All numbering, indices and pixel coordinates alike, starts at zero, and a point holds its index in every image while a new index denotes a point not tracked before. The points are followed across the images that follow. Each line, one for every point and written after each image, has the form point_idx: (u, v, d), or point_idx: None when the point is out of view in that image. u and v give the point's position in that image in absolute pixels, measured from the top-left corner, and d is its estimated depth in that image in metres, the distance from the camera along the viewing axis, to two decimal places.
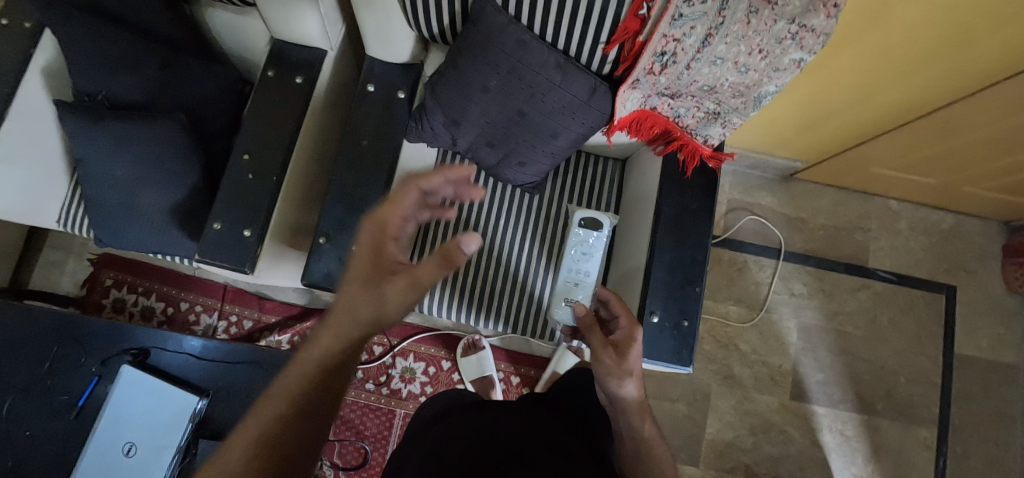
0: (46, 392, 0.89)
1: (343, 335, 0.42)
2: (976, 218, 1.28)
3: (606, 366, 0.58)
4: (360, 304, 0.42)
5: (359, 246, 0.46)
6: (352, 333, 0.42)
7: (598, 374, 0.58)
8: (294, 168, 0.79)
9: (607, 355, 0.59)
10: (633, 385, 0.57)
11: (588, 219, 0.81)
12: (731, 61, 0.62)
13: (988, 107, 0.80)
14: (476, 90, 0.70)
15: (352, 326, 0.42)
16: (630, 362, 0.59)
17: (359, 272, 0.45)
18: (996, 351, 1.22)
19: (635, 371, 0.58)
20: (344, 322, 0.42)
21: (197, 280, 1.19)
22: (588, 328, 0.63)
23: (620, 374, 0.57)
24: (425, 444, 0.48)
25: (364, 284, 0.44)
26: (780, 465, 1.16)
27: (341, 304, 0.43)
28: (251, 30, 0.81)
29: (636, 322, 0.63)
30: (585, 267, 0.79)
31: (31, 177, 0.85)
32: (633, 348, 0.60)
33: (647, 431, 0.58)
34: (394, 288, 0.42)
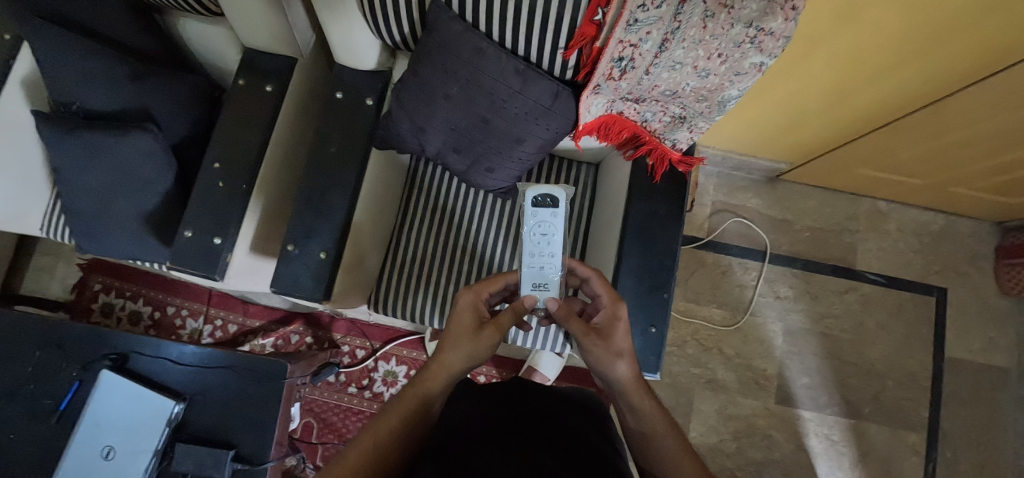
0: (30, 396, 0.92)
1: (441, 379, 0.54)
2: (968, 218, 1.25)
3: (593, 352, 0.57)
4: (463, 348, 0.55)
5: (458, 312, 0.60)
6: (436, 364, 0.55)
7: (591, 362, 0.58)
8: (264, 175, 0.80)
9: (592, 340, 0.57)
10: (624, 364, 0.56)
11: (545, 196, 0.61)
12: (691, 65, 0.61)
13: (968, 106, 0.78)
14: (438, 97, 0.70)
15: (454, 367, 0.55)
16: (616, 341, 0.57)
17: (462, 324, 0.58)
18: (989, 354, 1.20)
19: (624, 350, 0.57)
20: (450, 364, 0.55)
21: (183, 284, 1.21)
22: (567, 317, 0.60)
23: (608, 356, 0.56)
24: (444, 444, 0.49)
25: (465, 332, 0.57)
26: (765, 470, 1.15)
27: (447, 346, 0.56)
28: (217, 40, 0.84)
29: (618, 300, 0.61)
30: (548, 249, 0.61)
31: (12, 186, 0.88)
32: (616, 329, 0.58)
33: (647, 404, 0.54)
34: (487, 335, 0.57)
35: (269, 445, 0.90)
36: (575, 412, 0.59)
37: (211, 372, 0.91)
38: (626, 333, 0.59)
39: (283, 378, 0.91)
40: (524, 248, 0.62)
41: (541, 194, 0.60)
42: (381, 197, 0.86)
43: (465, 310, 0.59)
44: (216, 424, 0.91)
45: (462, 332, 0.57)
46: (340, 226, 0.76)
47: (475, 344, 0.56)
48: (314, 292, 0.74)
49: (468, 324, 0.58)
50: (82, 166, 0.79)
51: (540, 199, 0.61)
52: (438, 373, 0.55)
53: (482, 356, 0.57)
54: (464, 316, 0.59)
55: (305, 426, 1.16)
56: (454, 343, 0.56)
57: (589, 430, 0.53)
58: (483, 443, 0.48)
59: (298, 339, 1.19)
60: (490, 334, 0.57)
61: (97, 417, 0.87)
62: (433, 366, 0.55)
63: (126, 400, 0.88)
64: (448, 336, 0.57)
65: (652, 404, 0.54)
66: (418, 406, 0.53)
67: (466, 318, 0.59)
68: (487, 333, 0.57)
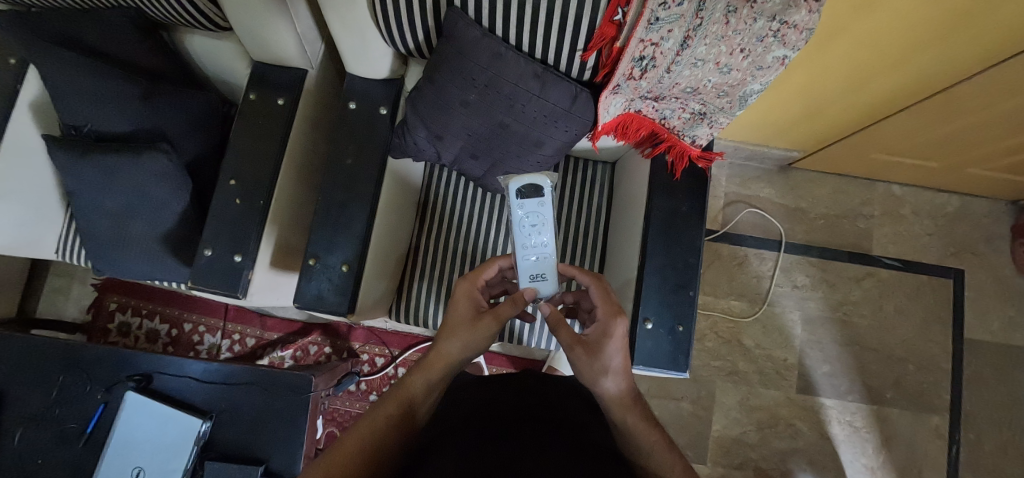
0: (56, 421, 0.92)
1: (437, 369, 0.55)
2: (983, 198, 1.24)
3: (578, 365, 0.55)
4: (460, 338, 0.55)
5: (456, 301, 0.59)
6: (431, 356, 0.56)
7: (578, 373, 0.56)
8: (281, 190, 0.79)
9: (578, 354, 0.55)
10: (612, 381, 0.53)
11: (526, 187, 0.61)
12: (713, 62, 0.59)
13: (987, 88, 0.77)
14: (455, 104, 0.69)
15: (451, 357, 0.55)
16: (605, 358, 0.54)
17: (460, 312, 0.58)
18: (1009, 333, 1.20)
19: (612, 366, 0.54)
20: (448, 353, 0.55)
21: (199, 300, 1.21)
22: (557, 324, 0.58)
23: (592, 373, 0.53)
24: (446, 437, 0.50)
25: (463, 321, 0.57)
26: (790, 460, 1.15)
27: (444, 336, 0.56)
28: (226, 54, 0.84)
29: (616, 312, 0.58)
30: (538, 240, 0.61)
31: (27, 212, 0.87)
32: (607, 345, 0.55)
33: (634, 422, 0.52)
34: (484, 325, 0.56)
35: (298, 457, 0.90)
36: (577, 401, 0.59)
37: (236, 389, 0.92)
38: (619, 348, 0.56)
39: (309, 391, 0.91)
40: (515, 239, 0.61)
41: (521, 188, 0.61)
42: (399, 205, 0.85)
43: (459, 302, 0.59)
44: (243, 441, 0.91)
45: (457, 326, 0.56)
46: (361, 238, 0.75)
47: (471, 334, 0.55)
48: (338, 305, 0.73)
49: (466, 314, 0.58)
50: (97, 189, 0.79)
51: (524, 189, 0.61)
52: (436, 365, 0.55)
53: (480, 345, 0.56)
54: (459, 307, 0.58)
55: (328, 436, 1.16)
56: (448, 337, 0.56)
57: (578, 428, 0.52)
58: (478, 433, 0.49)
59: (317, 349, 1.19)
60: (488, 325, 0.56)
61: (127, 437, 0.88)
62: (431, 356, 0.56)
63: (154, 421, 0.89)
64: (447, 324, 0.57)
65: (639, 423, 0.52)
66: (412, 399, 0.53)
67: (461, 309, 0.58)
68: (485, 323, 0.56)
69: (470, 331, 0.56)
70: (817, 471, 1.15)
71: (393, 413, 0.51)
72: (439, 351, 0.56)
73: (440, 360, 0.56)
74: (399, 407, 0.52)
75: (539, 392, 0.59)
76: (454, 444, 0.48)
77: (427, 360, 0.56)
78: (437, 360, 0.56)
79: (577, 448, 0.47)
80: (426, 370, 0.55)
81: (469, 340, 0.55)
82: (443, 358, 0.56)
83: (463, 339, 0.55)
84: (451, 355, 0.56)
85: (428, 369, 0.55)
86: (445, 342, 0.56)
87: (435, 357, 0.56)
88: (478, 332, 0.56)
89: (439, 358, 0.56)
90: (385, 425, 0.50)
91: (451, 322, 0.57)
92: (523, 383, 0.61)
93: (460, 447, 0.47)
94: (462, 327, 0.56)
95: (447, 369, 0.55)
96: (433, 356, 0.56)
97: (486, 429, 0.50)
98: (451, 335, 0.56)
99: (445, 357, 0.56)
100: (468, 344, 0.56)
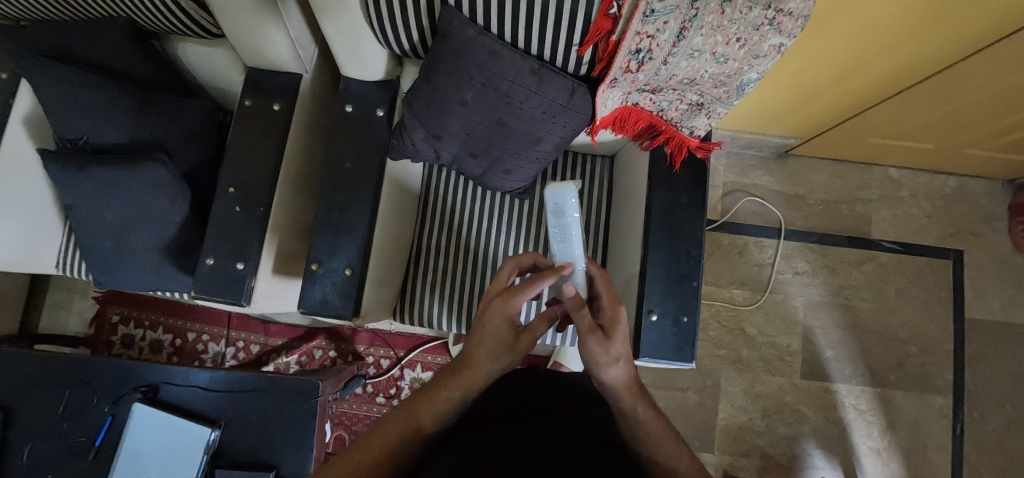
0: (64, 435, 0.92)
1: (469, 384, 0.52)
2: (980, 178, 1.25)
3: (591, 351, 0.52)
4: (498, 359, 0.53)
5: (487, 319, 0.54)
6: (463, 378, 0.52)
7: (586, 359, 0.54)
8: (281, 196, 0.79)
9: (591, 339, 0.52)
10: (620, 369, 0.53)
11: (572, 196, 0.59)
12: (709, 52, 0.59)
13: (982, 69, 0.77)
14: (452, 103, 0.69)
15: (485, 374, 0.52)
16: (616, 345, 0.53)
17: (495, 333, 0.53)
18: (1009, 312, 1.21)
19: (621, 354, 0.53)
20: (481, 371, 0.52)
21: (201, 309, 1.21)
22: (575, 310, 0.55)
23: (603, 359, 0.52)
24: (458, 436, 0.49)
25: (500, 342, 0.53)
26: (796, 445, 1.16)
27: (479, 355, 0.53)
28: (219, 61, 0.83)
29: (618, 301, 0.58)
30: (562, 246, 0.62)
31: (26, 227, 0.87)
32: (620, 332, 0.55)
33: (643, 412, 0.52)
34: (524, 346, 0.53)
35: (308, 461, 0.91)
36: (581, 398, 0.59)
37: (244, 396, 0.92)
38: (625, 337, 0.55)
39: (317, 395, 0.91)
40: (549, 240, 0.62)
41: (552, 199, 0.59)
42: (399, 206, 0.85)
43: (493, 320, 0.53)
44: (253, 448, 0.91)
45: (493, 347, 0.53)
46: (362, 242, 0.75)
47: (510, 356, 0.53)
48: (343, 309, 0.73)
49: (503, 335, 0.53)
50: (95, 202, 0.78)
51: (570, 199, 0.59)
52: (464, 379, 0.52)
53: (516, 363, 0.54)
54: (493, 325, 0.53)
55: (337, 439, 1.16)
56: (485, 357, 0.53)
57: (584, 424, 0.52)
58: (486, 432, 0.48)
59: (322, 354, 1.19)
60: (525, 346, 0.53)
61: (135, 449, 0.88)
62: (466, 372, 0.52)
63: (162, 432, 0.89)
64: (479, 343, 0.53)
65: (649, 413, 0.52)
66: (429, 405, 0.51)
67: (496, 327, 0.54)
68: (525, 343, 0.53)
69: (509, 353, 0.53)
70: (824, 455, 1.16)
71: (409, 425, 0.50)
72: (473, 372, 0.52)
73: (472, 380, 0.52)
74: (417, 420, 0.50)
75: (543, 386, 0.59)
76: (467, 443, 0.47)
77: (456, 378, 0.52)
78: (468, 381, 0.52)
79: (582, 446, 0.46)
80: (453, 389, 0.52)
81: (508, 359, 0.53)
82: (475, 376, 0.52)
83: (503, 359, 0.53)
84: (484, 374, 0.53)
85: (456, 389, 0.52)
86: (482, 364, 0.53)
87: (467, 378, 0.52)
88: (520, 354, 0.53)
89: (471, 378, 0.52)
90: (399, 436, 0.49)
91: (485, 342, 0.53)
92: (534, 379, 0.61)
93: (465, 446, 0.46)
94: (501, 350, 0.53)
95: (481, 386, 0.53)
96: (464, 377, 0.52)
97: (492, 428, 0.49)
98: (489, 358, 0.53)
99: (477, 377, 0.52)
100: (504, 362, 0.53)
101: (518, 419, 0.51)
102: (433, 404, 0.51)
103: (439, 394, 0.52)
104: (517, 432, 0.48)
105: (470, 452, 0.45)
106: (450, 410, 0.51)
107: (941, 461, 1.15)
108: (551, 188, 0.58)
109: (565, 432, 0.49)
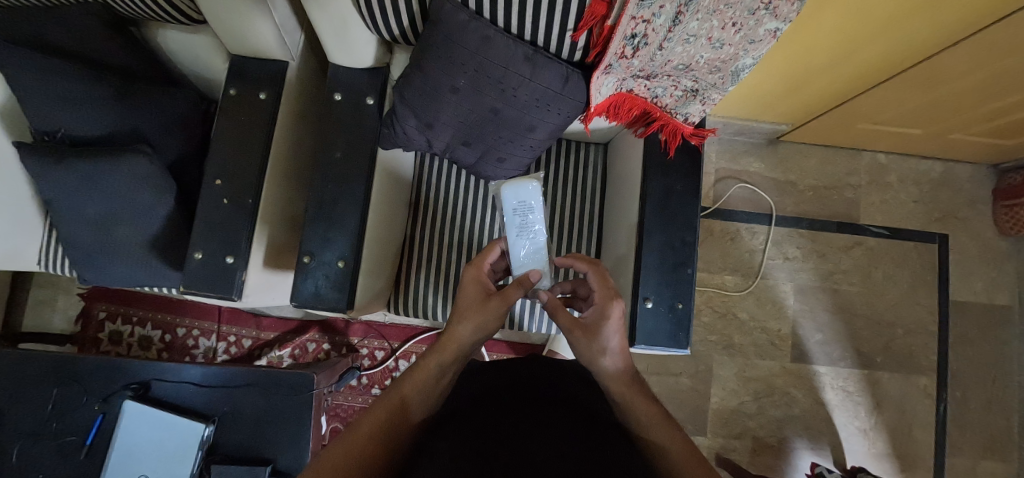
0: (53, 435, 0.91)
1: (451, 351, 0.55)
2: (965, 163, 1.27)
3: (578, 348, 0.56)
4: (470, 320, 0.56)
5: (464, 285, 0.61)
6: (439, 341, 0.56)
7: (579, 356, 0.57)
8: (269, 188, 0.77)
9: (578, 337, 0.57)
10: (612, 360, 0.55)
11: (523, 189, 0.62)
12: (705, 37, 0.58)
13: (970, 55, 0.78)
14: (444, 91, 0.67)
15: (463, 339, 0.55)
16: (603, 340, 0.55)
17: (468, 295, 0.59)
18: (991, 293, 1.24)
19: (610, 347, 0.56)
20: (460, 336, 0.56)
21: (190, 304, 1.19)
22: (555, 310, 0.60)
23: (591, 354, 0.55)
24: (452, 425, 0.49)
25: (472, 303, 0.58)
26: (786, 427, 1.18)
27: (456, 319, 0.57)
28: (201, 49, 0.81)
29: (613, 297, 0.59)
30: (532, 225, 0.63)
31: (6, 223, 0.84)
32: (605, 327, 0.56)
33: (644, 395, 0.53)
34: (493, 305, 0.57)
35: (304, 457, 0.91)
36: (576, 380, 0.59)
37: (236, 391, 0.91)
38: (616, 330, 0.57)
39: (312, 389, 0.91)
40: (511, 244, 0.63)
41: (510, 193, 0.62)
42: (391, 195, 0.84)
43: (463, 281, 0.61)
44: (250, 443, 0.91)
45: (464, 306, 0.58)
46: (355, 233, 0.74)
47: (481, 315, 0.56)
48: (337, 301, 0.73)
49: (473, 296, 0.59)
50: (76, 196, 0.76)
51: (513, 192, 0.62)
52: (450, 349, 0.55)
53: (491, 325, 0.57)
54: (463, 284, 0.61)
55: (333, 432, 1.16)
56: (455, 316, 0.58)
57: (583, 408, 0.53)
58: (484, 415, 0.49)
59: (315, 347, 1.19)
60: (495, 305, 0.57)
61: (128, 447, 0.87)
62: (444, 338, 0.56)
63: (154, 427, 0.88)
64: (457, 309, 0.58)
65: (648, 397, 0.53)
66: (414, 390, 0.52)
67: (465, 286, 0.61)
68: (493, 303, 0.57)
69: (478, 319, 0.56)
70: (813, 436, 1.18)
71: (394, 400, 0.51)
72: (448, 336, 0.56)
73: (450, 346, 0.55)
74: (402, 393, 0.51)
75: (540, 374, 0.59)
76: (462, 423, 0.48)
77: (437, 345, 0.56)
78: (444, 347, 0.55)
79: (585, 429, 0.47)
80: (429, 362, 0.54)
81: (479, 319, 0.56)
82: (450, 340, 0.56)
83: (476, 320, 0.56)
84: (455, 339, 0.55)
85: (431, 360, 0.54)
86: (456, 325, 0.56)
87: (443, 345, 0.55)
88: (490, 307, 0.57)
89: (448, 345, 0.55)
90: (386, 413, 0.49)
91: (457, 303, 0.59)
92: (530, 370, 0.60)
93: (458, 430, 0.47)
94: (473, 309, 0.57)
95: (458, 353, 0.55)
96: (442, 344, 0.56)
97: (489, 413, 0.50)
98: (459, 320, 0.57)
99: (452, 345, 0.55)
100: (476, 324, 0.56)
101: (511, 408, 0.51)
102: (418, 379, 0.53)
103: (421, 367, 0.54)
104: (514, 418, 0.48)
105: (467, 437, 0.45)
106: (431, 381, 0.53)
107: (925, 438, 1.19)
108: (509, 185, 0.62)
109: (567, 416, 0.49)
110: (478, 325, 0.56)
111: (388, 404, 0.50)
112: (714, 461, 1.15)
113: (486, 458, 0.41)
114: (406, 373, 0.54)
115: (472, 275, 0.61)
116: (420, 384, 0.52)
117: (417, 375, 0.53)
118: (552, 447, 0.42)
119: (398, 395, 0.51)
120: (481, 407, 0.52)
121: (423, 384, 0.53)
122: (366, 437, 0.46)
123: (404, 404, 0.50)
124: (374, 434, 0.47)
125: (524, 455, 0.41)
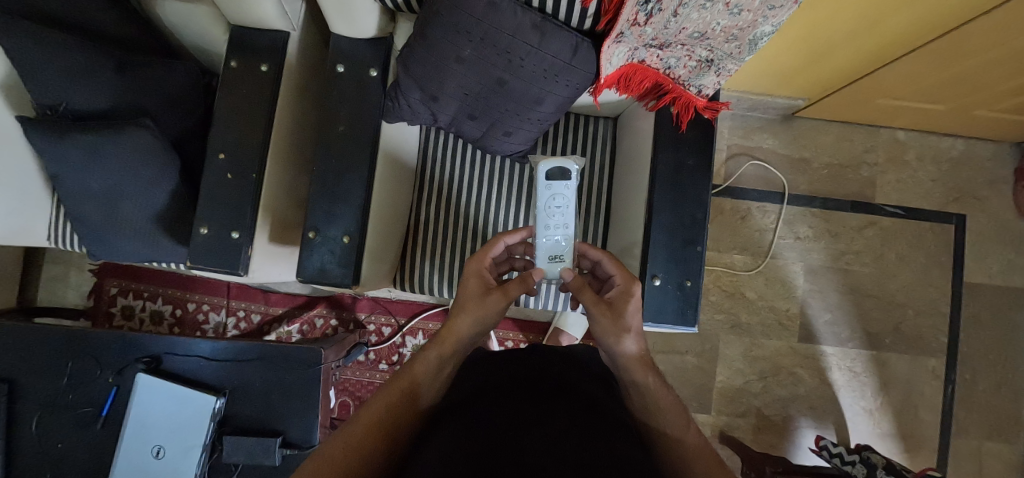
0: (70, 406, 0.93)
1: (450, 344, 0.55)
2: (987, 141, 1.23)
3: (600, 325, 0.54)
4: (472, 313, 0.56)
5: (466, 278, 0.60)
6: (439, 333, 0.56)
7: (596, 334, 0.55)
8: (273, 162, 0.76)
9: (602, 312, 0.55)
10: (632, 341, 0.54)
11: (557, 170, 0.63)
12: (722, 4, 0.55)
13: (997, 26, 0.74)
14: (450, 60, 0.65)
15: (463, 333, 0.55)
16: (626, 318, 0.55)
17: (469, 289, 0.58)
18: (1007, 275, 1.21)
19: (631, 326, 0.55)
20: (460, 330, 0.55)
21: (200, 280, 1.20)
22: (579, 289, 0.58)
23: (613, 332, 0.53)
24: (454, 414, 0.49)
25: (474, 296, 0.57)
26: (790, 406, 1.19)
27: (457, 312, 0.56)
28: (199, 20, 0.78)
29: (634, 278, 0.59)
30: (560, 220, 0.63)
31: (15, 199, 0.85)
32: (629, 305, 0.56)
33: (652, 383, 0.53)
34: (493, 301, 0.56)
35: (314, 431, 0.93)
36: (581, 372, 0.59)
37: (246, 366, 0.93)
38: (637, 310, 0.57)
39: (319, 363, 0.92)
40: (539, 220, 0.63)
41: (552, 168, 0.62)
42: (396, 170, 0.83)
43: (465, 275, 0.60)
44: (260, 415, 0.93)
45: (465, 300, 0.57)
46: (360, 208, 0.73)
47: (481, 310, 0.56)
48: (343, 277, 0.73)
49: (475, 289, 0.58)
50: (81, 171, 0.75)
51: (553, 172, 0.63)
52: (449, 342, 0.55)
53: (492, 320, 0.56)
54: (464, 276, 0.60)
55: (342, 406, 1.19)
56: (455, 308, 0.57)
57: (586, 394, 0.53)
58: (487, 404, 0.49)
59: (323, 322, 1.20)
60: (497, 300, 0.56)
61: (142, 419, 0.89)
62: (444, 332, 0.56)
63: (167, 400, 0.89)
64: (458, 302, 0.58)
65: (657, 382, 0.53)
66: (416, 380, 0.52)
67: (465, 279, 0.60)
68: (493, 298, 0.56)
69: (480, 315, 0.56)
70: (816, 415, 1.19)
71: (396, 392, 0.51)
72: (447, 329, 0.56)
73: (448, 338, 0.55)
74: (403, 384, 0.52)
75: (539, 365, 0.60)
76: (464, 413, 0.48)
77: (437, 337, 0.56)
78: (441, 341, 0.55)
79: (590, 416, 0.47)
80: (428, 354, 0.55)
81: (481, 312, 0.56)
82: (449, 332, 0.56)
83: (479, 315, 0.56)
84: (453, 331, 0.55)
85: (430, 353, 0.55)
86: (455, 319, 0.56)
87: (441, 340, 0.55)
88: (496, 303, 0.56)
89: (447, 338, 0.55)
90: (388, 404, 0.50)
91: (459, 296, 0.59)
92: (527, 361, 0.61)
93: (460, 418, 0.47)
94: (477, 302, 0.57)
95: (456, 347, 0.55)
96: (442, 337, 0.56)
97: (492, 401, 0.50)
98: (459, 315, 0.56)
99: (452, 338, 0.55)
100: (476, 317, 0.56)
101: (513, 396, 0.51)
102: (419, 371, 0.53)
103: (423, 357, 0.54)
104: (517, 407, 0.48)
105: (469, 425, 0.45)
106: (431, 375, 0.53)
107: (930, 419, 1.19)
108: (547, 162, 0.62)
109: (570, 405, 0.49)
110: (481, 319, 0.56)
111: (390, 396, 0.51)
112: (717, 439, 1.17)
113: (482, 457, 0.39)
114: (408, 364, 0.54)
115: (474, 267, 0.61)
116: (420, 376, 0.53)
117: (419, 367, 0.53)
118: (555, 435, 0.42)
119: (399, 386, 0.52)
120: (484, 400, 0.51)
121: (424, 375, 0.53)
122: (371, 427, 0.47)
123: (407, 396, 0.51)
124: (372, 427, 0.47)
125: (527, 448, 0.40)
